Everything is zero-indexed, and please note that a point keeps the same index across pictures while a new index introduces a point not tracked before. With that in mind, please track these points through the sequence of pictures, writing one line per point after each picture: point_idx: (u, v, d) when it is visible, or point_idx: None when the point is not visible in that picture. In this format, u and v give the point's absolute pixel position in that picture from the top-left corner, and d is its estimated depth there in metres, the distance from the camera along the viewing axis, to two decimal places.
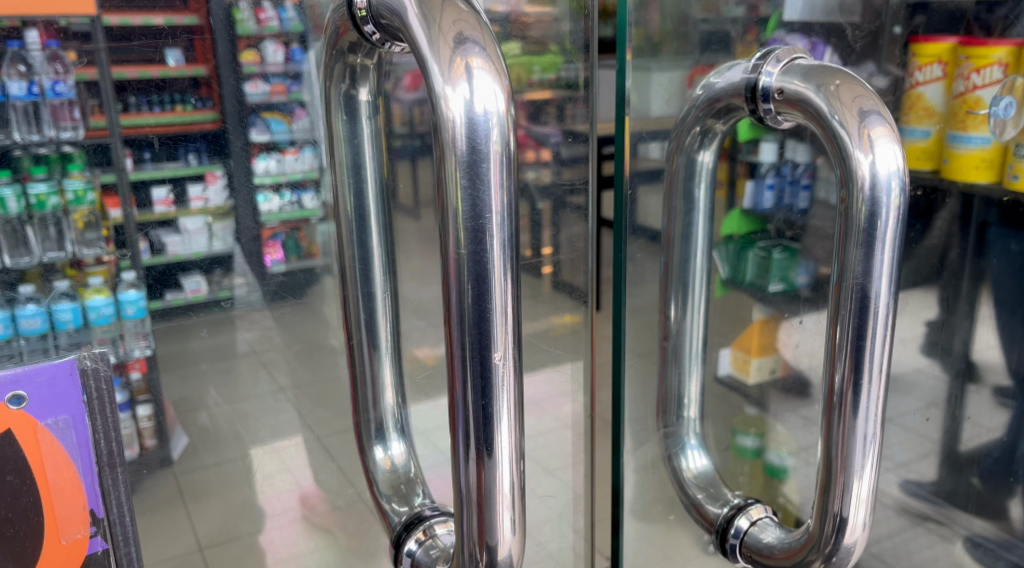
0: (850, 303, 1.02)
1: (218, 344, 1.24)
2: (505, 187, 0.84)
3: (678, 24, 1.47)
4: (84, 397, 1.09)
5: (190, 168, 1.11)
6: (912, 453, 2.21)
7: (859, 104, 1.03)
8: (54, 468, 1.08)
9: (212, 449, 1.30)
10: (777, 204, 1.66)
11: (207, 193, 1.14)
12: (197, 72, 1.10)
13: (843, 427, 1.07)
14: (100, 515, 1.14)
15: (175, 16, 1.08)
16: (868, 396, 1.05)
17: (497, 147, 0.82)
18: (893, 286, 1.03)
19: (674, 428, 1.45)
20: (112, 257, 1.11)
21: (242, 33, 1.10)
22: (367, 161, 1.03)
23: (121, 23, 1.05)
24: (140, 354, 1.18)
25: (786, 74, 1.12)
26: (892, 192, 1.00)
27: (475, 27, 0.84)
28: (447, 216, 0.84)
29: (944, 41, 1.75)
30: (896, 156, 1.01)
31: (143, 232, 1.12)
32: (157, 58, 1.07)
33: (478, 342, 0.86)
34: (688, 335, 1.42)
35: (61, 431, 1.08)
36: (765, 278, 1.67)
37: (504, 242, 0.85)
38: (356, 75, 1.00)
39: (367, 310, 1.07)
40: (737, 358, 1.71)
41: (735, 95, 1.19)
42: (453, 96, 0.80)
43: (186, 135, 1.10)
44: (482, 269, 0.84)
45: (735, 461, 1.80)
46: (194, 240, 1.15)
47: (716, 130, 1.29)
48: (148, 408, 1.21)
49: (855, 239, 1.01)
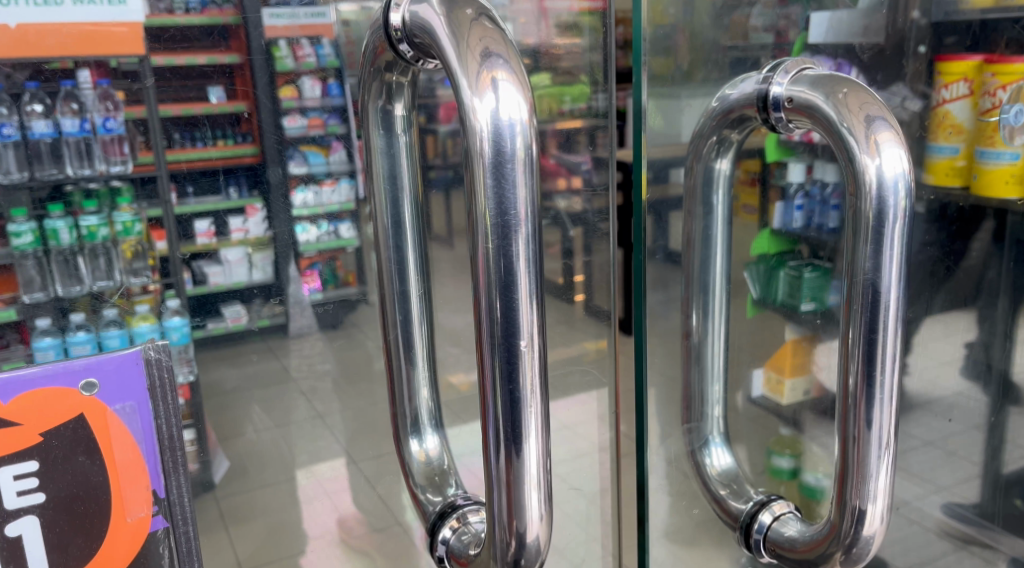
0: (860, 298, 1.07)
1: (260, 372, 1.28)
2: (528, 185, 0.89)
3: (709, 51, 1.49)
4: (149, 385, 1.02)
5: (231, 202, 1.15)
6: (955, 476, 2.18)
7: (865, 110, 1.07)
8: (121, 449, 1.02)
9: (254, 474, 1.32)
10: (807, 225, 1.67)
11: (247, 224, 1.18)
12: (237, 109, 1.13)
13: (857, 420, 1.11)
14: (161, 496, 1.05)
15: (217, 56, 1.11)
16: (880, 390, 1.09)
17: (520, 151, 0.88)
18: (901, 278, 1.07)
19: (697, 425, 1.47)
20: (157, 287, 1.16)
21: (281, 69, 1.14)
22: (404, 171, 1.07)
23: (167, 63, 1.10)
24: (184, 380, 1.21)
25: (795, 83, 1.16)
26: (898, 193, 1.04)
27: (500, 42, 0.89)
28: (476, 212, 0.90)
29: (968, 59, 1.82)
30: (901, 159, 1.06)
31: (187, 263, 1.16)
32: (200, 97, 1.12)
33: (505, 329, 0.91)
34: (709, 342, 1.42)
35: (128, 417, 1.01)
36: (796, 298, 1.67)
37: (530, 235, 0.90)
38: (392, 91, 1.04)
39: (403, 312, 1.10)
40: (771, 379, 1.69)
41: (747, 105, 1.23)
42: (480, 106, 0.86)
43: (229, 168, 1.14)
44: (508, 261, 0.89)
45: (770, 482, 1.78)
46: (235, 271, 1.16)
47: (733, 139, 1.32)
48: (192, 433, 1.23)
49: (866, 237, 1.06)
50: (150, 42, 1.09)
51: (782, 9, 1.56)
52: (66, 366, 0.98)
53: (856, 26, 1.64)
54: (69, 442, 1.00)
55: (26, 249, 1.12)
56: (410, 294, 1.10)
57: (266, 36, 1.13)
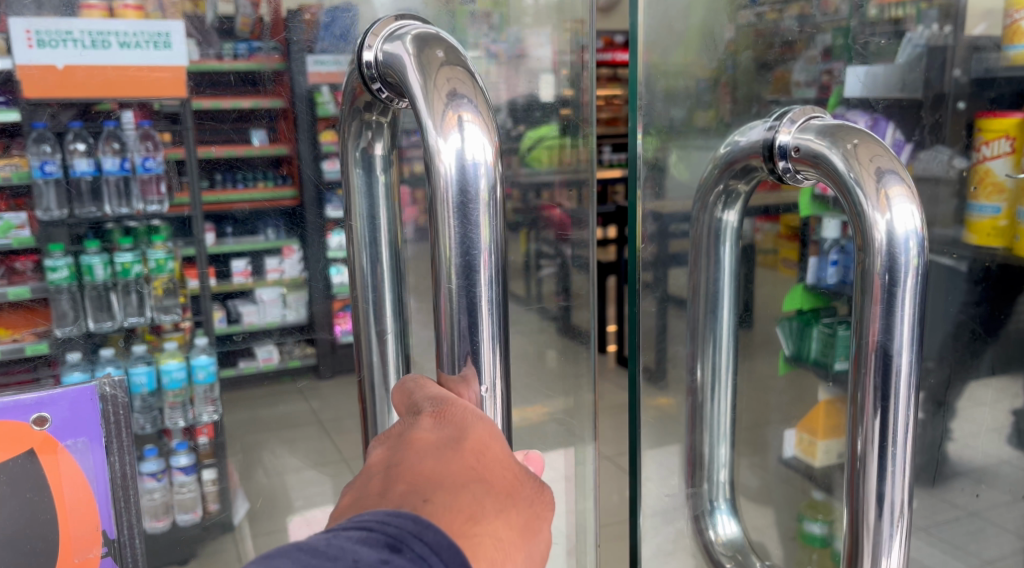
0: (872, 363, 1.04)
1: (287, 414, 1.27)
2: (492, 224, 0.94)
3: (750, 105, 1.49)
4: (102, 421, 1.12)
5: (269, 242, 1.16)
6: (999, 550, 2.05)
7: (876, 164, 1.04)
8: (71, 487, 1.12)
9: (273, 518, 1.29)
10: (842, 282, 1.61)
11: (283, 265, 1.18)
12: (279, 152, 1.15)
13: (868, 491, 1.07)
14: (112, 536, 1.16)
15: (262, 99, 1.12)
16: (892, 461, 1.06)
17: (484, 193, 0.93)
18: (913, 345, 1.05)
19: (701, 490, 1.47)
20: (188, 324, 1.19)
21: (322, 114, 1.16)
22: (381, 213, 1.17)
23: (212, 106, 1.10)
24: (208, 419, 1.23)
25: (803, 132, 1.17)
26: (910, 252, 1.01)
27: (468, 84, 0.93)
28: (440, 254, 0.95)
29: (1011, 116, 1.77)
30: (913, 215, 1.02)
31: (220, 301, 1.17)
32: (243, 139, 1.12)
33: (467, 372, 0.96)
34: (711, 402, 1.44)
35: (80, 452, 1.12)
36: (830, 356, 1.62)
37: (492, 277, 0.95)
38: (371, 131, 1.14)
39: (381, 353, 1.20)
40: (801, 439, 1.67)
41: (752, 154, 1.25)
42: (444, 147, 0.90)
43: (224, 215, 1.14)
44: (471, 302, 0.95)
45: (802, 550, 1.71)
46: (269, 310, 1.17)
47: (740, 190, 1.31)
48: (214, 472, 1.27)
49: (876, 295, 1.03)
50: (193, 86, 1.09)
51: (825, 64, 1.54)
52: (17, 402, 1.08)
53: (893, 83, 1.62)
54: (20, 476, 1.10)
55: (62, 283, 1.13)
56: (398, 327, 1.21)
57: (310, 81, 1.14)
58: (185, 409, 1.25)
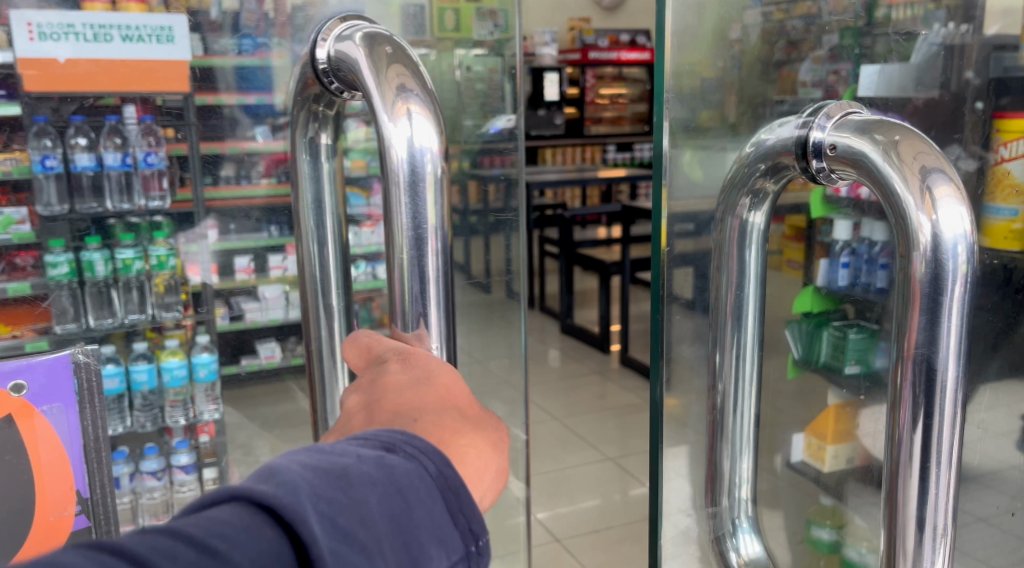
0: (910, 382, 0.75)
1: (284, 411, 1.16)
2: (441, 208, 0.76)
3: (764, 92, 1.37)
4: (77, 386, 0.89)
5: (271, 238, 1.09)
6: None
7: (920, 163, 0.74)
8: (49, 452, 0.88)
9: None
10: (853, 283, 1.51)
11: (286, 263, 1.12)
12: (282, 148, 1.06)
13: (905, 539, 0.76)
14: (88, 496, 0.91)
15: (248, 96, 1.04)
16: (937, 479, 0.75)
17: (431, 171, 0.74)
18: (962, 357, 0.75)
19: (717, 510, 1.06)
20: (190, 320, 1.20)
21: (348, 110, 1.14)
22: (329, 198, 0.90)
23: (214, 102, 1.01)
24: (209, 418, 1.23)
25: (841, 128, 0.85)
26: (958, 259, 0.73)
27: (418, 81, 0.75)
28: (391, 230, 0.76)
29: None
30: (963, 219, 0.73)
31: (224, 299, 1.12)
32: (246, 136, 1.05)
33: (400, 353, 0.70)
34: (733, 411, 1.00)
35: (56, 417, 0.88)
36: (839, 359, 1.55)
37: (444, 257, 0.76)
38: (320, 122, 0.88)
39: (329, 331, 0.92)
40: (811, 444, 1.60)
41: (783, 152, 0.90)
42: (391, 132, 0.73)
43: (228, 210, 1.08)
44: (423, 279, 0.76)
45: (810, 555, 1.66)
46: (272, 308, 1.10)
47: (769, 190, 0.94)
48: (214, 471, 1.22)
49: (915, 303, 0.74)
50: (197, 81, 1.00)
51: (831, 65, 1.49)
52: None
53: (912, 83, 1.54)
54: None
55: (64, 279, 1.16)
56: (335, 309, 0.91)
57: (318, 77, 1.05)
58: (187, 407, 1.37)
